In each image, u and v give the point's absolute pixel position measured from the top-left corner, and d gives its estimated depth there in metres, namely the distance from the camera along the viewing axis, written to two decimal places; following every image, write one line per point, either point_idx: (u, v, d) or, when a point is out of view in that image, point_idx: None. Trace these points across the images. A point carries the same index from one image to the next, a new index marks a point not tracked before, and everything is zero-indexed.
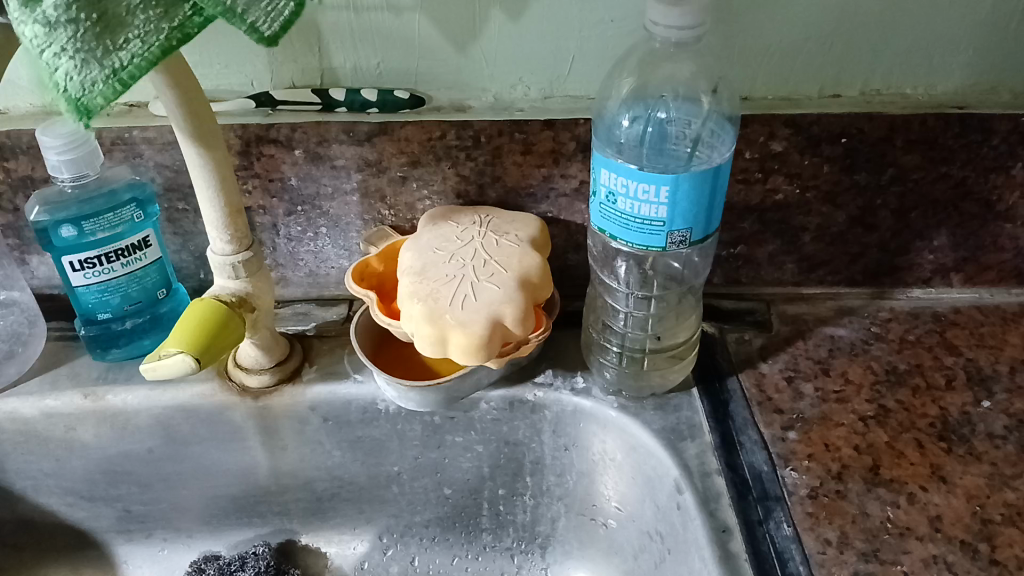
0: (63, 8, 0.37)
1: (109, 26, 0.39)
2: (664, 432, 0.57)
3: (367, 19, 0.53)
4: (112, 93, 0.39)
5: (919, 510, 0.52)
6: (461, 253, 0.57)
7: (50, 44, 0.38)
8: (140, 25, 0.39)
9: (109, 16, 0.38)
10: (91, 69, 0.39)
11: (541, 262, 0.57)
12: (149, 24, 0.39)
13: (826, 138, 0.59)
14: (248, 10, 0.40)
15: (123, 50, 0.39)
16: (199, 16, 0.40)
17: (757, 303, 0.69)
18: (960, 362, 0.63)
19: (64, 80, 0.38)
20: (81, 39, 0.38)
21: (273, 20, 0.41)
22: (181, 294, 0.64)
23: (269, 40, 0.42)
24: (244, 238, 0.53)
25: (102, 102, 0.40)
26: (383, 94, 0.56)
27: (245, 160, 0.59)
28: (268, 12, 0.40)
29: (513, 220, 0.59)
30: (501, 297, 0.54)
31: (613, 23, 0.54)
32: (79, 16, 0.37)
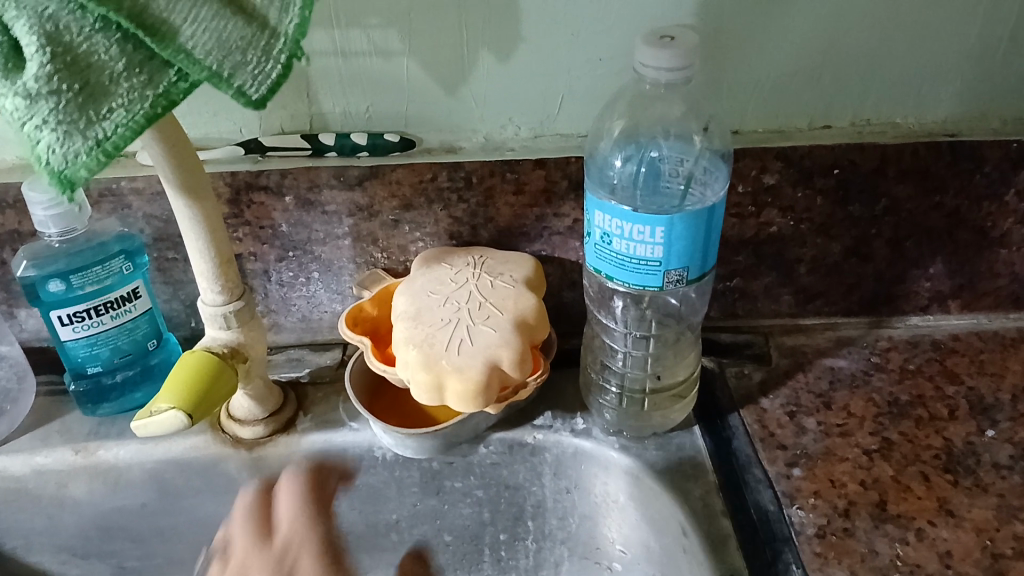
0: (45, 79, 0.37)
1: (92, 96, 0.38)
2: (667, 473, 0.56)
3: (357, 65, 0.53)
4: (95, 165, 0.39)
5: (928, 546, 0.52)
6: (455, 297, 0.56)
7: (32, 116, 0.37)
8: (124, 94, 0.39)
9: (93, 85, 0.38)
10: (74, 141, 0.38)
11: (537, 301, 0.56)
12: (133, 92, 0.39)
13: (818, 170, 0.59)
14: (235, 74, 0.40)
15: (106, 120, 0.38)
16: (184, 82, 0.40)
17: (755, 335, 0.68)
18: (962, 390, 0.63)
19: (47, 153, 0.38)
20: (63, 111, 0.37)
21: (260, 83, 0.41)
22: (172, 343, 0.63)
23: (258, 104, 0.41)
24: (234, 286, 0.52)
25: (86, 174, 0.39)
26: (373, 138, 0.56)
27: (234, 208, 0.58)
28: (255, 76, 0.40)
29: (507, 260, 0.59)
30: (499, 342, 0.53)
31: (603, 62, 0.54)
32: (61, 87, 0.37)
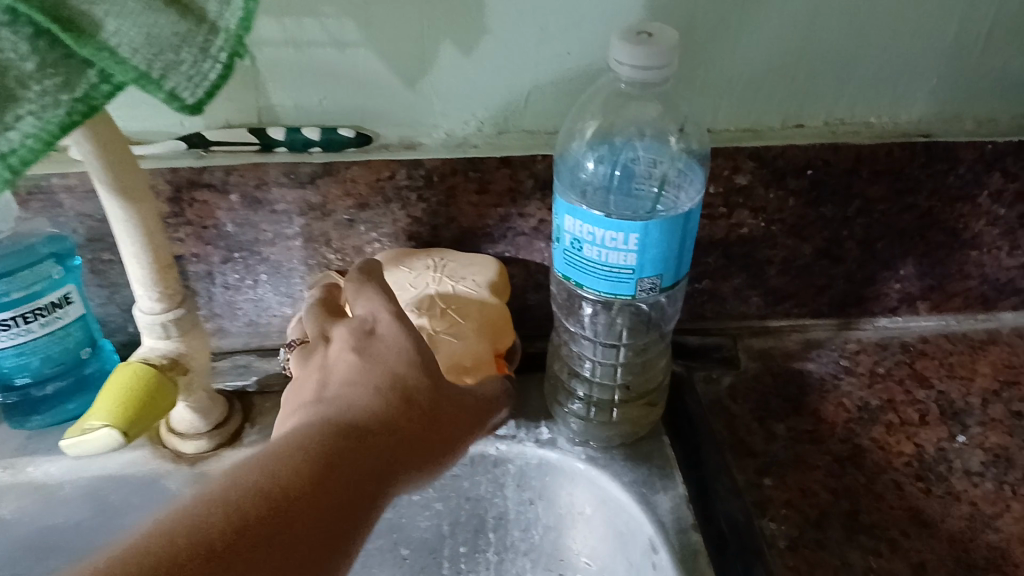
0: None
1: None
2: (636, 485, 0.54)
3: (309, 54, 0.49)
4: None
5: (902, 557, 0.50)
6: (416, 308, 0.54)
7: None
8: (35, 99, 0.35)
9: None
10: None
11: (500, 306, 0.55)
12: (46, 97, 0.35)
13: (791, 170, 0.57)
14: (166, 75, 0.36)
15: (13, 130, 0.35)
16: (107, 84, 0.36)
17: (723, 337, 0.66)
18: (932, 395, 0.62)
19: None
20: None
21: (195, 85, 0.37)
22: (107, 351, 0.59)
23: (193, 108, 0.37)
24: (174, 293, 0.49)
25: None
26: (327, 133, 0.52)
27: (175, 207, 0.54)
28: (189, 78, 0.36)
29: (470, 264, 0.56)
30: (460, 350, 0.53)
31: (571, 56, 0.51)
32: None
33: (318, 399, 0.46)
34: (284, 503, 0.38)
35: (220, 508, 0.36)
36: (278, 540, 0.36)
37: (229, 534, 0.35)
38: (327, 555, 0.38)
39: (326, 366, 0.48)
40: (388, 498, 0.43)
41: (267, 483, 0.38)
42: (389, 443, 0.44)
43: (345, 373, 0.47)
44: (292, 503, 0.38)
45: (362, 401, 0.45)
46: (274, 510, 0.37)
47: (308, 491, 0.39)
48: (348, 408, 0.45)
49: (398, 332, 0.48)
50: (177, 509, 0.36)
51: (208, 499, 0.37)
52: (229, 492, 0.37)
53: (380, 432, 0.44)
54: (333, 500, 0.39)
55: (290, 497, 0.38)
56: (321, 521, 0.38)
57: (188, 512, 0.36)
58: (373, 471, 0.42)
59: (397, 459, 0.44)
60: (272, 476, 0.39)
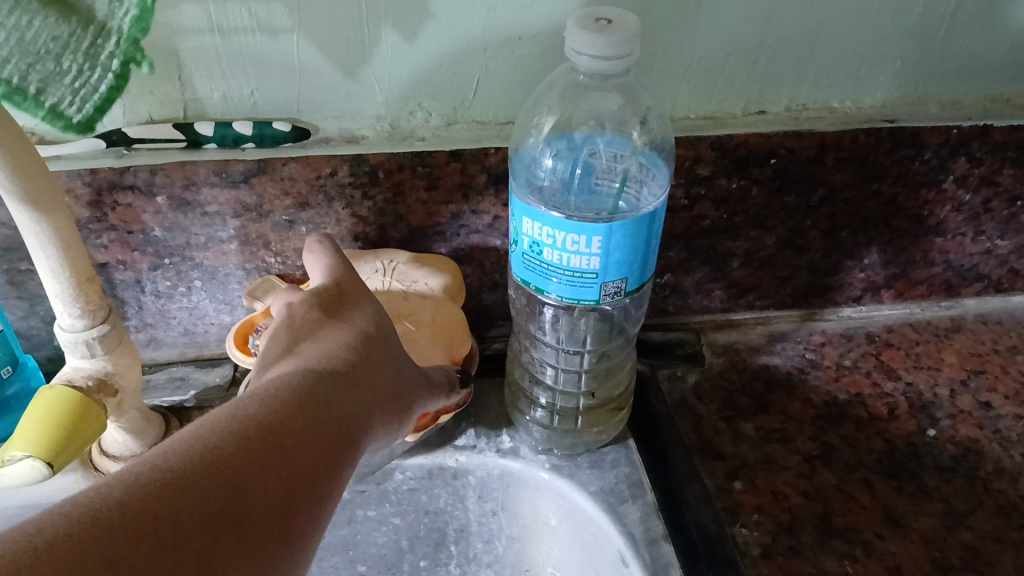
0: None
1: None
2: (604, 494, 0.52)
3: (235, 43, 0.45)
4: None
5: (878, 561, 0.48)
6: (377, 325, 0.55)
7: None
8: None
9: None
10: None
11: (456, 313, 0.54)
12: None
13: (754, 159, 0.54)
14: None
15: None
16: None
17: (686, 333, 0.64)
18: (899, 387, 0.60)
19: None
20: None
21: None
22: (30, 367, 0.54)
23: None
24: (98, 308, 0.45)
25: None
26: (260, 128, 0.48)
27: (96, 212, 0.50)
28: None
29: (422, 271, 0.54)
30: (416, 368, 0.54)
31: (522, 40, 0.47)
32: None
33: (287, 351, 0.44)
34: (281, 434, 0.36)
35: (221, 439, 0.34)
36: (281, 467, 0.35)
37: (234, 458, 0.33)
38: (322, 489, 0.36)
39: (287, 322, 0.46)
40: (367, 443, 0.42)
41: (262, 415, 0.36)
42: (366, 386, 0.43)
43: (309, 332, 0.45)
44: (288, 432, 0.36)
45: (332, 352, 0.44)
46: (272, 438, 0.35)
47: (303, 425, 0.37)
48: (321, 357, 0.43)
49: (364, 304, 0.48)
50: (168, 444, 0.34)
51: (208, 430, 0.35)
52: (222, 427, 0.35)
53: (356, 375, 0.43)
54: (325, 435, 0.38)
55: (287, 422, 0.37)
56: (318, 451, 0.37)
57: (182, 447, 0.33)
58: (353, 403, 0.42)
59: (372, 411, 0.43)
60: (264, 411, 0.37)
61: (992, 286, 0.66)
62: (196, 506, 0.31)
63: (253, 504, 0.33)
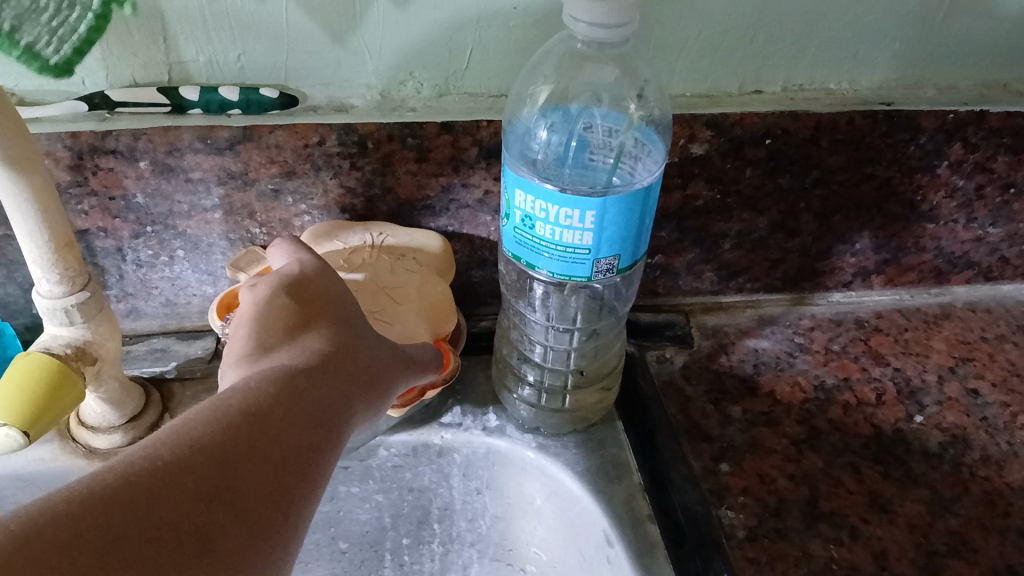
0: None
1: None
2: (590, 474, 0.52)
3: (221, 5, 0.44)
4: None
5: (863, 546, 0.48)
6: (361, 296, 0.53)
7: None
8: None
9: None
10: None
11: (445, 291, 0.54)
12: None
13: (749, 140, 0.54)
14: None
15: None
16: None
17: (676, 314, 0.64)
18: (888, 372, 0.60)
19: None
20: None
21: None
22: (8, 334, 0.53)
23: None
24: (76, 274, 0.43)
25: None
26: (248, 93, 0.47)
27: (76, 176, 0.48)
28: None
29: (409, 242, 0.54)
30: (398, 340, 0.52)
31: (517, 11, 0.46)
32: None
33: (263, 336, 0.42)
34: (260, 427, 0.35)
35: (199, 437, 0.34)
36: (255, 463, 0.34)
37: (214, 457, 0.33)
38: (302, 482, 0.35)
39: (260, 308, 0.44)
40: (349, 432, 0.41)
41: (240, 409, 0.36)
42: (349, 372, 0.42)
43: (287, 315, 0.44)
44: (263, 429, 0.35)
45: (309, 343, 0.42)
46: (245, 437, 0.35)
47: (284, 415, 0.37)
48: (299, 345, 0.42)
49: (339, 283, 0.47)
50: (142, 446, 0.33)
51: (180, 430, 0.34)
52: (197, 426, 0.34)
53: (337, 365, 0.42)
54: (304, 424, 0.37)
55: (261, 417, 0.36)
56: (301, 441, 0.36)
57: (158, 448, 0.33)
58: (332, 394, 0.40)
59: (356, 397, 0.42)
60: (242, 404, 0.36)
61: (982, 274, 0.66)
62: (170, 509, 0.30)
63: (237, 504, 0.32)
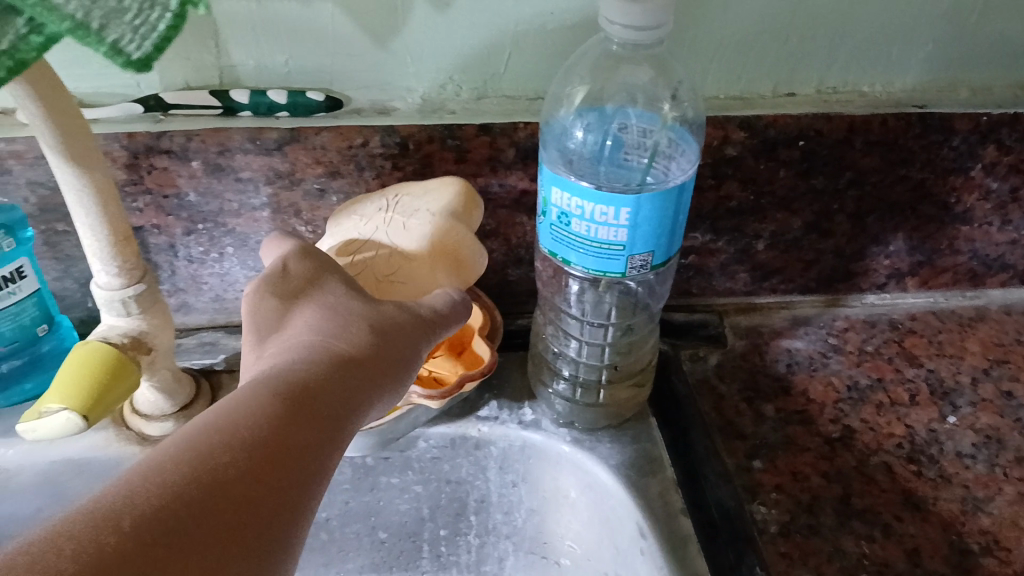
0: None
1: None
2: (623, 468, 0.53)
3: (271, 10, 0.46)
4: None
5: (896, 543, 0.48)
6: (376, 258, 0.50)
7: None
8: None
9: None
10: None
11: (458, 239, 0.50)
12: None
13: (783, 141, 0.54)
14: (106, 26, 0.32)
15: None
16: (38, 35, 0.32)
17: (709, 314, 0.64)
18: (922, 373, 0.60)
19: None
20: None
21: (142, 37, 0.33)
22: (66, 327, 0.56)
23: (139, 65, 0.34)
24: (133, 267, 0.46)
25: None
26: (294, 96, 0.49)
27: (132, 175, 0.50)
28: (135, 28, 0.33)
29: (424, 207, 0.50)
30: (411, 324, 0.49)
31: (552, 16, 0.48)
32: None
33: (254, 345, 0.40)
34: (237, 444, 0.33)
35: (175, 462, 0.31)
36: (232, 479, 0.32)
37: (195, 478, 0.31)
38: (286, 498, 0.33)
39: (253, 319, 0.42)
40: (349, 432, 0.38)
41: (218, 426, 0.34)
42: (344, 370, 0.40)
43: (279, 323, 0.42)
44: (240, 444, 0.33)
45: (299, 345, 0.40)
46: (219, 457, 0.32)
47: (269, 420, 0.35)
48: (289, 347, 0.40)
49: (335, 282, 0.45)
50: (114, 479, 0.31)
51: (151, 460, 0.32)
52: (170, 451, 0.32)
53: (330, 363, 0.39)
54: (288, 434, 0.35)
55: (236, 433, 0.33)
56: (289, 443, 0.34)
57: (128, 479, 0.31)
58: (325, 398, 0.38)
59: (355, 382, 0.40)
60: (225, 419, 0.34)
61: (1018, 277, 0.66)
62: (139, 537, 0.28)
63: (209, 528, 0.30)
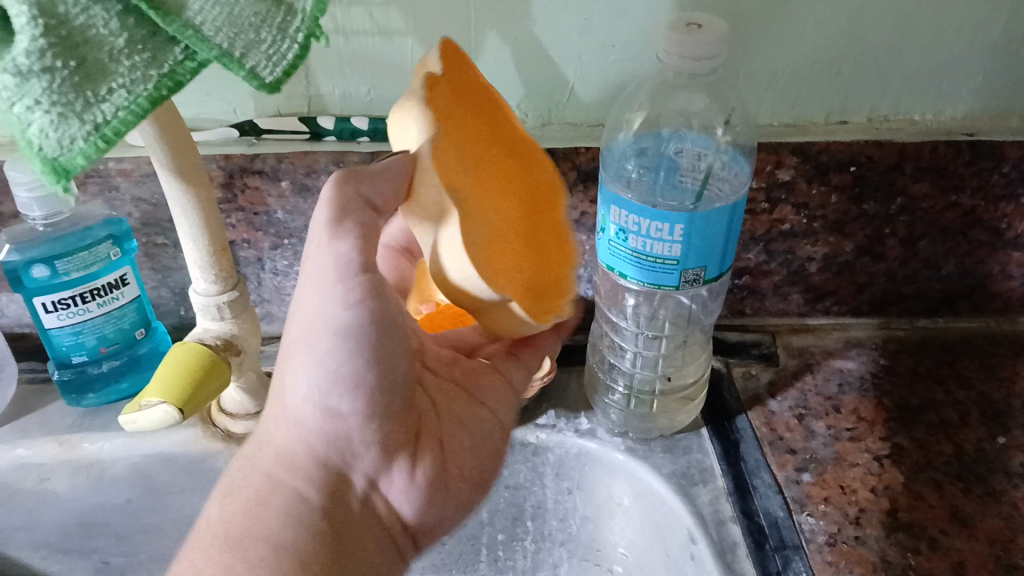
0: (37, 55, 0.34)
1: (91, 75, 0.35)
2: (675, 476, 0.56)
3: (357, 44, 0.50)
4: (93, 151, 0.36)
5: (942, 556, 0.50)
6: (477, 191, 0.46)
7: (22, 97, 0.34)
8: (126, 72, 0.36)
9: (90, 63, 0.35)
10: (70, 126, 0.35)
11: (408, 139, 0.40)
12: (136, 71, 0.36)
13: (834, 166, 0.57)
14: (247, 54, 0.37)
15: (105, 102, 0.36)
16: (192, 61, 0.37)
17: (762, 335, 0.67)
18: (972, 396, 0.61)
19: (40, 137, 0.35)
20: (57, 90, 0.34)
21: (274, 64, 0.38)
22: (160, 332, 0.61)
23: (271, 87, 0.38)
24: (228, 276, 0.50)
25: (82, 161, 0.36)
26: (375, 123, 0.53)
27: (227, 193, 0.55)
28: (269, 57, 0.37)
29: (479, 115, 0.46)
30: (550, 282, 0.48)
31: (615, 48, 0.51)
32: (56, 64, 0.34)
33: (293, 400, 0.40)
34: None
35: None
36: None
37: None
38: None
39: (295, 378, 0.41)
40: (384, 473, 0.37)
41: None
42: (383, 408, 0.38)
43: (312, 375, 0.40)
44: None
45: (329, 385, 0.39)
46: None
47: None
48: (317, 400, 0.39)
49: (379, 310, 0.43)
50: None
51: None
52: None
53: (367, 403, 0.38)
54: None
55: None
56: None
57: None
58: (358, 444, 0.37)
59: (301, 356, 0.41)
60: None
61: None
62: None
63: None
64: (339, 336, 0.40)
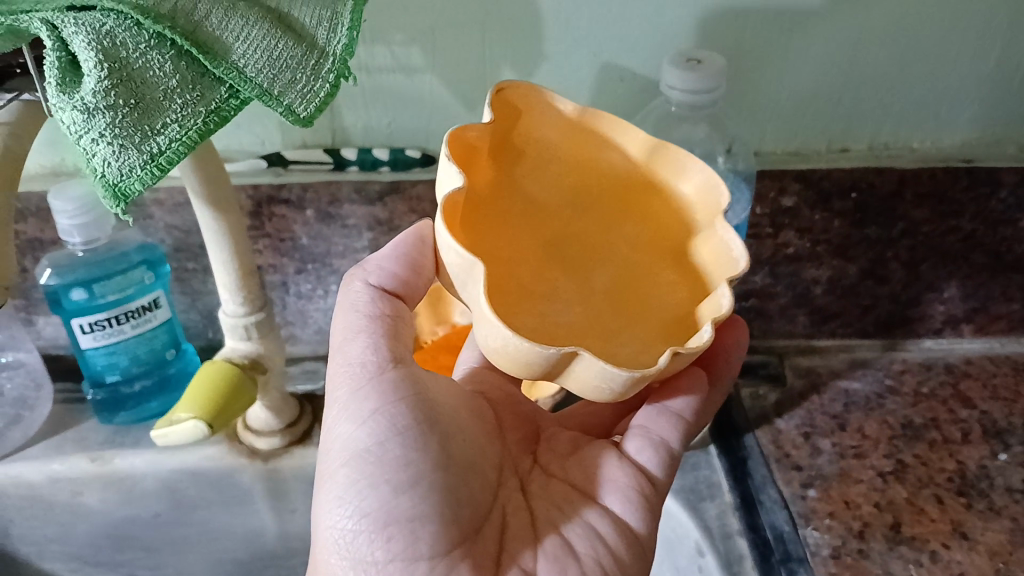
0: (102, 94, 0.37)
1: (147, 111, 0.38)
2: (684, 492, 0.58)
3: (380, 80, 0.53)
4: (149, 178, 0.39)
5: (943, 568, 0.51)
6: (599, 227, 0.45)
7: (88, 130, 0.37)
8: (178, 109, 0.39)
9: (147, 101, 0.38)
10: (129, 155, 0.38)
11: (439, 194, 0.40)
12: (186, 108, 0.39)
13: (836, 192, 0.59)
14: (285, 92, 0.40)
15: (160, 135, 0.39)
16: (235, 98, 0.40)
17: (770, 356, 0.68)
18: (975, 414, 0.63)
19: (103, 166, 0.38)
20: (119, 125, 0.38)
21: (309, 101, 0.40)
22: (190, 352, 0.64)
23: (305, 121, 0.41)
24: (256, 298, 0.53)
25: (139, 188, 0.39)
26: (395, 153, 0.56)
27: (255, 220, 0.58)
28: (304, 95, 0.40)
29: (572, 164, 0.48)
30: (695, 296, 0.45)
31: (622, 82, 0.54)
32: (117, 102, 0.37)
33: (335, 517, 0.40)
34: None
35: None
36: None
37: None
38: None
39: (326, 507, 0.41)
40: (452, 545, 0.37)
41: None
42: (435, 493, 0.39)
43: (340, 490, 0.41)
44: None
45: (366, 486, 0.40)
46: None
47: None
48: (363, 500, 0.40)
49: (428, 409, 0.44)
50: None
51: None
52: None
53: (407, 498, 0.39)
54: None
55: None
56: None
57: None
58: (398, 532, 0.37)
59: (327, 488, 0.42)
60: None
61: None
62: None
63: None
64: (356, 460, 0.41)
